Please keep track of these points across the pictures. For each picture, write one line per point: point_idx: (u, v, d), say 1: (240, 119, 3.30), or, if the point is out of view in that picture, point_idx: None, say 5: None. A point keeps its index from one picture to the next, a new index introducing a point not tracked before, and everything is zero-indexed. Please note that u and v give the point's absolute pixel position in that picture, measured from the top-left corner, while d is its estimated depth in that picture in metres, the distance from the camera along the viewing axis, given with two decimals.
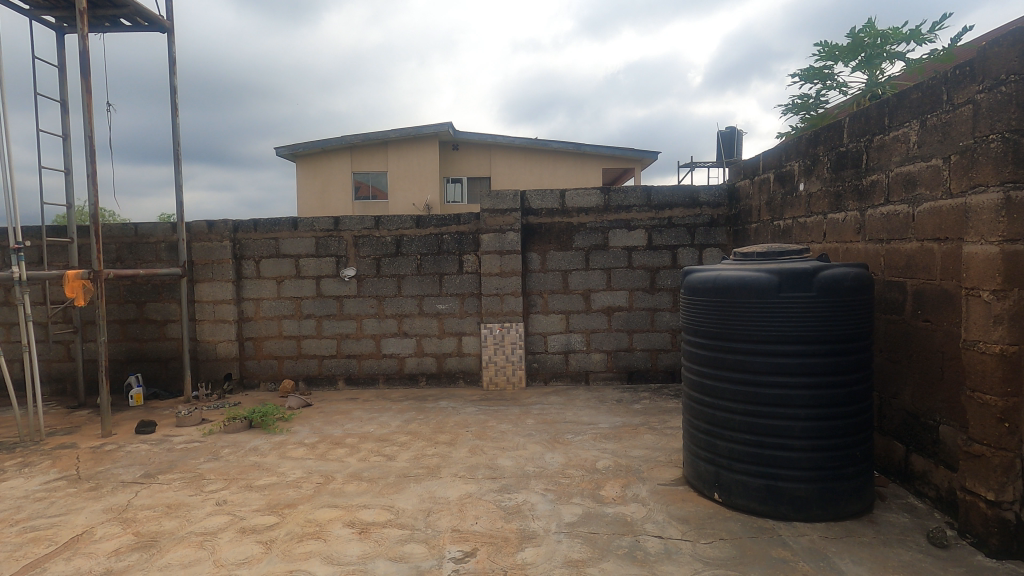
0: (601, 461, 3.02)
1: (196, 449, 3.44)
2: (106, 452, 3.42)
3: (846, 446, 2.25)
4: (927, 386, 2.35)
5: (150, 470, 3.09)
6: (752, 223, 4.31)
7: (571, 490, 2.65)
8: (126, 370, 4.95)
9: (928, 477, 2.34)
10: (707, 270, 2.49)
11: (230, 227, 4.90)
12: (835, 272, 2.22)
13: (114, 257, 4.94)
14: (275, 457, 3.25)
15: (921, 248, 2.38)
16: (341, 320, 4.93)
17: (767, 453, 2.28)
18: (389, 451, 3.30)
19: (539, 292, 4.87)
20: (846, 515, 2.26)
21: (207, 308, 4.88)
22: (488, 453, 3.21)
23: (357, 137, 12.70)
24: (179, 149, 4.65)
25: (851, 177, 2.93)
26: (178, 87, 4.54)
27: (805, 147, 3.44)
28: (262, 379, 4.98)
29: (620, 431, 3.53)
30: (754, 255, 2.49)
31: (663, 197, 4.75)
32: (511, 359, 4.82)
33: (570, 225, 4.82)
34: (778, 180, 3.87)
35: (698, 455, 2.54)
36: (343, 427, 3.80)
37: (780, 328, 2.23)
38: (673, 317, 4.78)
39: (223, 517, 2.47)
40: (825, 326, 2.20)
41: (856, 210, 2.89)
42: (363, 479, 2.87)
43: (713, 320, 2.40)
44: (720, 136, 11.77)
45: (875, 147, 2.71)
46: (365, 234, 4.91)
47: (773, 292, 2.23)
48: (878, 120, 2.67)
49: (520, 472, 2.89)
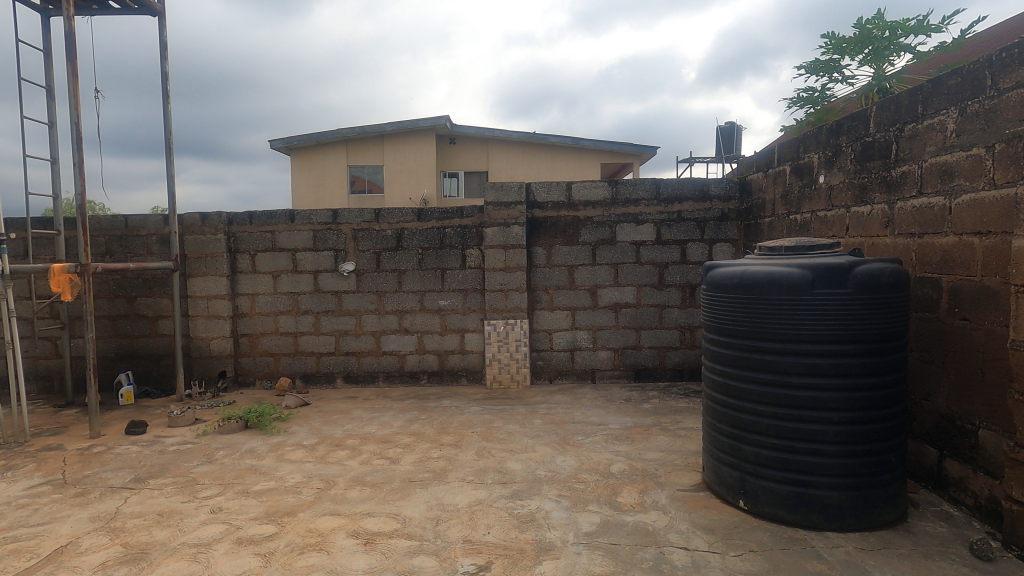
0: (615, 464, 2.88)
1: (190, 451, 3.29)
2: (94, 454, 3.26)
3: (881, 452, 2.13)
4: (964, 388, 2.24)
5: (142, 474, 2.93)
6: (766, 218, 4.18)
7: (587, 496, 2.52)
8: (115, 367, 4.78)
9: (964, 484, 2.23)
10: (731, 265, 2.36)
11: (224, 219, 4.72)
12: (872, 267, 2.08)
13: (103, 250, 4.77)
14: (272, 460, 3.10)
15: (959, 242, 2.26)
16: (340, 316, 4.77)
17: (796, 460, 2.15)
18: (393, 453, 3.16)
19: (544, 287, 4.73)
20: (881, 524, 2.14)
21: (200, 303, 4.71)
22: (496, 456, 3.07)
23: (353, 129, 12.48)
24: (171, 138, 4.46)
25: (879, 169, 2.80)
26: (169, 73, 4.34)
27: (826, 138, 3.30)
28: (257, 376, 4.82)
29: (632, 432, 3.40)
30: (781, 248, 2.37)
31: (672, 190, 4.62)
32: (516, 356, 4.67)
33: (577, 219, 4.68)
34: (794, 173, 3.74)
35: (721, 460, 2.41)
36: (344, 428, 3.65)
37: (812, 327, 2.09)
38: (682, 314, 4.65)
39: (218, 526, 2.32)
40: (860, 325, 2.07)
41: (883, 203, 2.77)
42: (367, 484, 2.72)
43: (739, 318, 2.27)
44: (720, 132, 11.65)
45: (906, 137, 2.58)
46: (365, 227, 4.75)
47: (805, 289, 2.10)
48: (910, 108, 2.54)
49: (531, 477, 2.76)
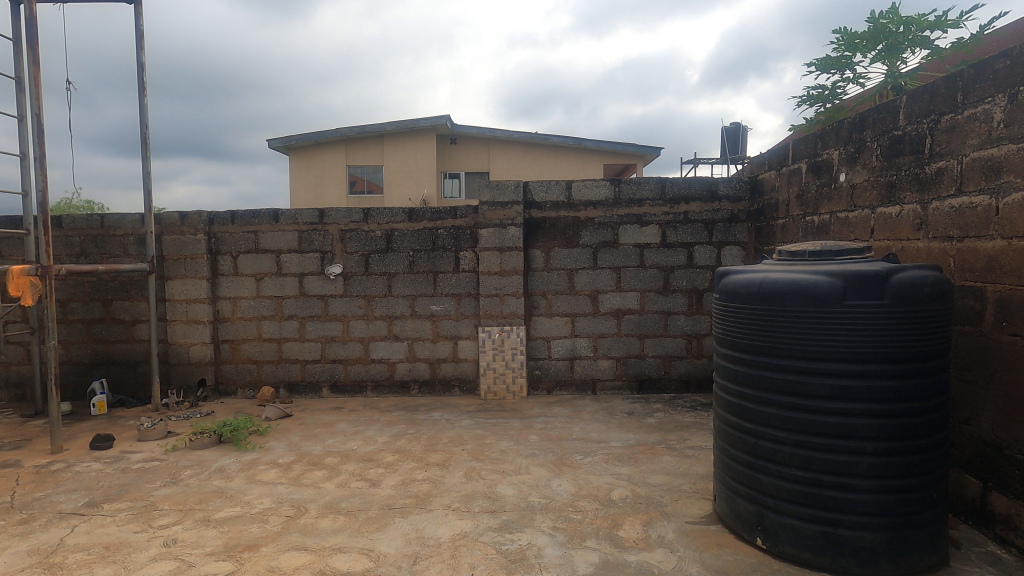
0: (616, 490, 2.61)
1: (155, 469, 3.03)
2: (52, 473, 3.01)
3: (920, 488, 1.86)
4: (1014, 413, 1.97)
5: (97, 497, 2.67)
6: (779, 219, 3.92)
7: (584, 529, 2.25)
8: (90, 374, 4.54)
9: (1013, 522, 1.95)
10: (748, 272, 2.10)
11: (204, 218, 4.47)
12: (912, 276, 1.82)
13: (78, 251, 4.53)
14: (242, 481, 2.84)
15: (1008, 247, 1.99)
16: (327, 322, 4.52)
17: (825, 496, 1.88)
18: (374, 474, 2.89)
19: (542, 292, 4.46)
20: (921, 570, 1.87)
21: (179, 308, 4.47)
22: (487, 479, 2.80)
23: (352, 128, 12.25)
24: (147, 134, 4.22)
25: (910, 165, 2.53)
26: (145, 64, 4.10)
27: (847, 133, 3.03)
28: (239, 385, 4.58)
29: (636, 451, 3.13)
30: (805, 253, 2.09)
31: (678, 190, 4.34)
32: (511, 366, 4.40)
33: (577, 220, 4.41)
34: (811, 171, 3.47)
35: (736, 491, 2.15)
36: (324, 444, 3.39)
37: (842, 345, 1.83)
38: (688, 321, 4.38)
39: (168, 563, 2.06)
40: (898, 342, 1.80)
41: (915, 203, 2.50)
42: (341, 511, 2.46)
43: (757, 332, 2.01)
44: (725, 132, 11.34)
45: (943, 129, 2.31)
46: (353, 227, 4.49)
47: (835, 301, 1.83)
48: (948, 97, 2.27)
49: (523, 505, 2.49)
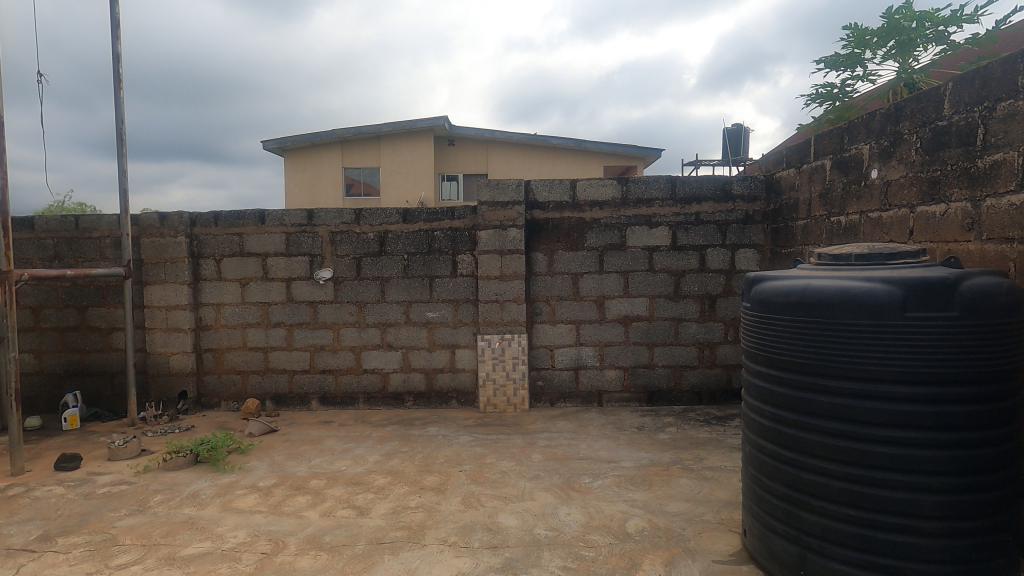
0: (631, 521, 2.34)
1: (122, 495, 2.75)
2: (8, 498, 2.73)
3: (991, 530, 1.60)
4: None
5: (53, 529, 2.39)
6: (799, 220, 3.67)
7: (598, 571, 1.98)
8: (64, 386, 4.26)
9: None
10: (786, 279, 1.84)
11: (185, 219, 4.20)
12: (982, 283, 1.56)
13: (51, 254, 4.25)
14: (216, 509, 2.56)
15: None
16: (315, 329, 4.25)
17: (880, 540, 1.62)
18: (362, 501, 2.62)
19: (545, 298, 4.20)
20: None
21: (159, 315, 4.19)
22: (487, 506, 2.53)
23: (347, 129, 12.00)
24: (122, 130, 3.95)
25: (958, 158, 2.28)
26: (121, 54, 3.84)
27: (880, 125, 2.78)
28: (223, 398, 4.30)
29: (649, 473, 2.86)
30: (850, 257, 1.84)
31: (690, 189, 4.08)
32: (512, 376, 4.14)
33: (582, 221, 4.15)
34: (837, 168, 3.22)
35: (772, 528, 1.88)
36: (310, 465, 3.12)
37: (902, 364, 1.57)
38: (700, 329, 4.12)
39: None
40: (967, 360, 1.55)
41: (965, 200, 2.24)
42: (324, 547, 2.18)
43: (799, 348, 1.75)
44: (727, 133, 11.11)
45: (999, 117, 2.06)
46: (343, 229, 4.23)
47: (894, 313, 1.57)
48: (1006, 81, 2.02)
49: (528, 539, 2.22)
